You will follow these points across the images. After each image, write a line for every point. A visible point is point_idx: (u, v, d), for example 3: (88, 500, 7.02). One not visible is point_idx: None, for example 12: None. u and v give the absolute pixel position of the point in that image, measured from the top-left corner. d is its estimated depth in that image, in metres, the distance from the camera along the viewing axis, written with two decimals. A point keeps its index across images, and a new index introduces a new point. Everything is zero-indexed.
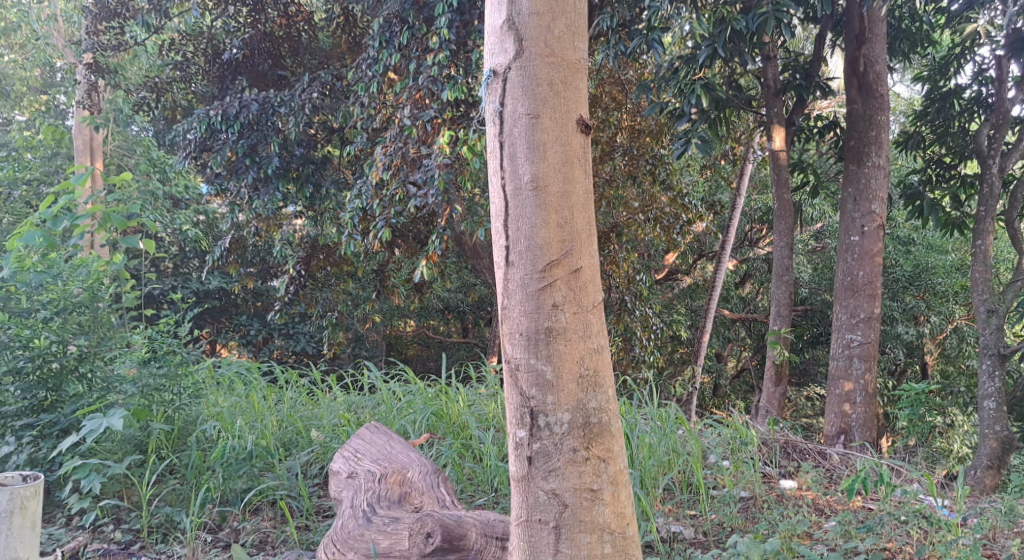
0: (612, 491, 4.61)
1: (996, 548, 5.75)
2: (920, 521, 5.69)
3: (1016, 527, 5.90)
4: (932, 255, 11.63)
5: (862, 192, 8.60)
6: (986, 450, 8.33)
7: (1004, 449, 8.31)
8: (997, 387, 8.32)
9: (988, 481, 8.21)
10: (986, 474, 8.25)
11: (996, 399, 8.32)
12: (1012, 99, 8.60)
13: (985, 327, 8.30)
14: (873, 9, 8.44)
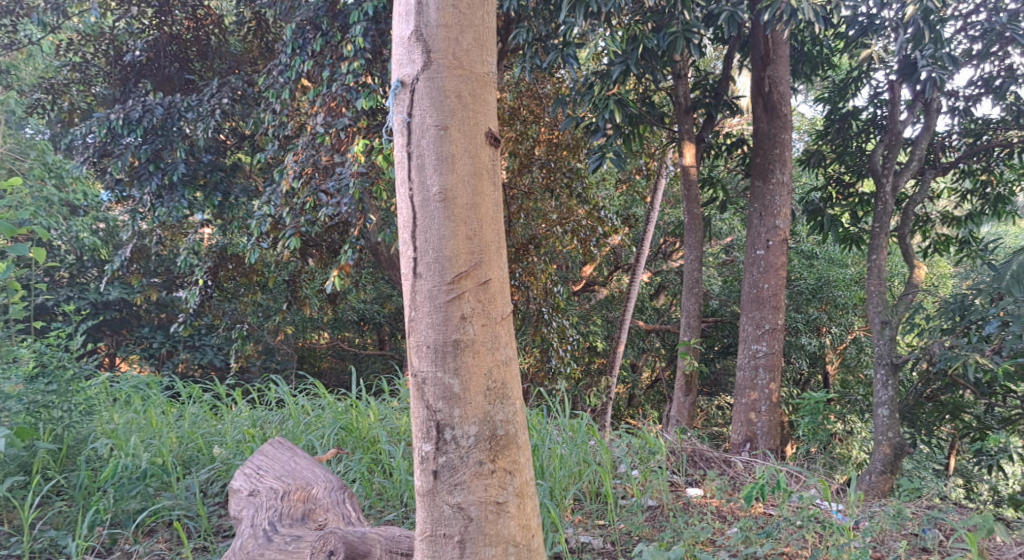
0: (518, 503, 4.61)
1: (885, 550, 5.94)
2: (815, 525, 5.91)
3: (904, 529, 6.12)
4: (833, 269, 11.93)
5: (767, 207, 8.83)
6: (881, 457, 8.63)
7: (896, 455, 8.61)
8: (890, 395, 8.64)
9: (881, 486, 8.51)
10: (880, 480, 8.55)
11: (889, 407, 8.63)
12: (904, 121, 8.99)
13: (879, 338, 8.63)
14: (777, 32, 8.71)
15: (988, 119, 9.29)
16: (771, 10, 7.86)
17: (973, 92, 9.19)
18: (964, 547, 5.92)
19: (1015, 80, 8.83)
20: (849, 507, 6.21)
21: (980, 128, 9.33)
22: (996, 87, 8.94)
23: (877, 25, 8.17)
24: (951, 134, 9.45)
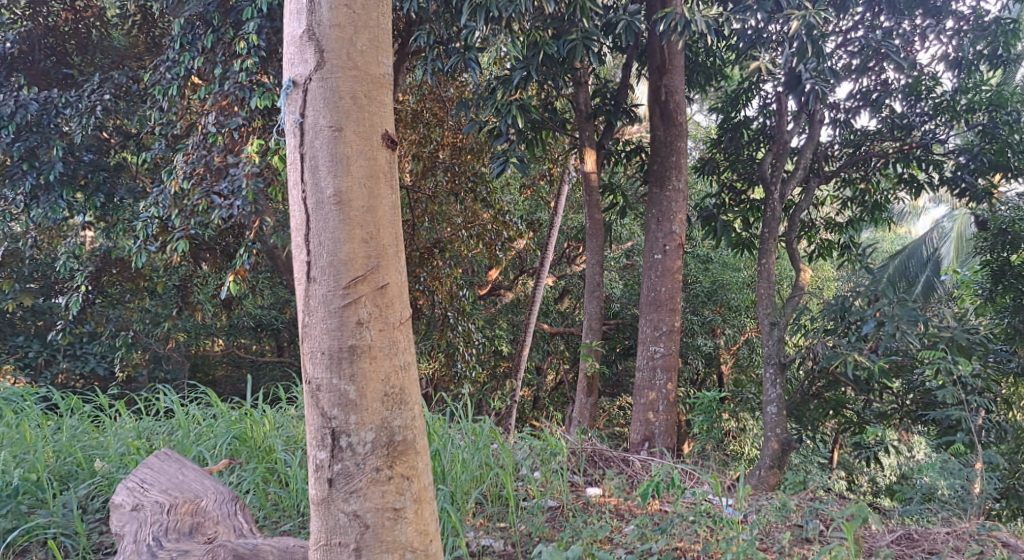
0: (415, 508, 4.54)
1: (770, 541, 6.14)
2: (707, 520, 6.11)
3: (789, 521, 6.35)
4: (727, 272, 12.21)
5: (664, 213, 9.05)
6: (770, 452, 8.91)
7: (783, 450, 8.92)
8: (778, 394, 8.99)
9: (770, 481, 8.85)
10: (769, 474, 8.81)
11: (777, 405, 8.98)
12: (790, 131, 9.41)
13: (767, 338, 9.04)
14: (672, 42, 8.85)
15: (867, 131, 9.65)
16: (665, 21, 8.08)
17: (853, 105, 9.54)
18: (840, 536, 6.16)
19: (891, 93, 9.25)
20: (736, 502, 6.35)
21: (859, 139, 9.70)
22: (873, 100, 9.32)
23: (765, 38, 8.54)
24: (833, 144, 9.81)
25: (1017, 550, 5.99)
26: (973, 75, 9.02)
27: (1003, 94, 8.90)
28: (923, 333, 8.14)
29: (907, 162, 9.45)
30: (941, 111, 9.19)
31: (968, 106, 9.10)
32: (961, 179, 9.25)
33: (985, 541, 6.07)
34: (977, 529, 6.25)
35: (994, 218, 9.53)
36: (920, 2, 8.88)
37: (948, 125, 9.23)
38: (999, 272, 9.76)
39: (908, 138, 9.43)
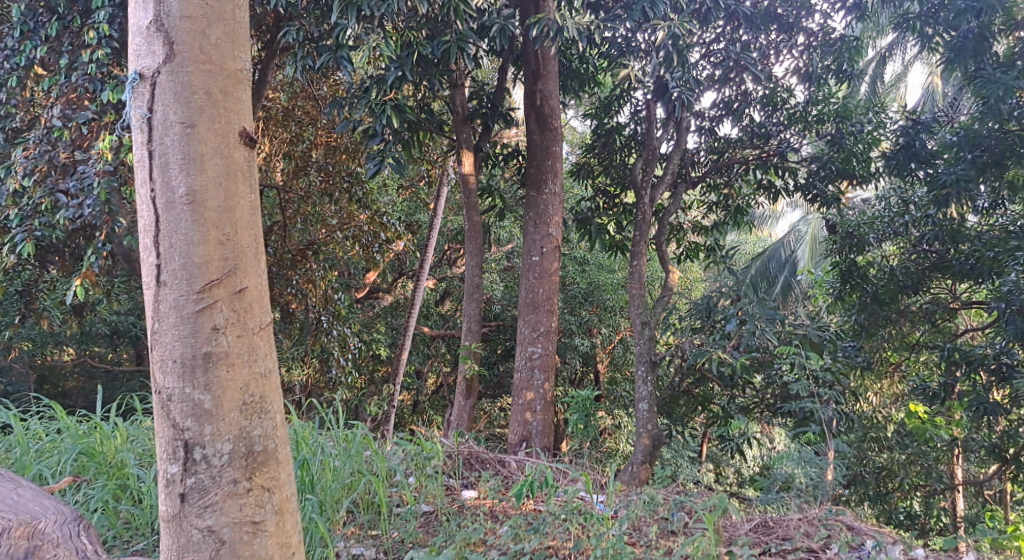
0: (276, 521, 4.36)
1: (638, 536, 6.29)
2: (578, 517, 6.21)
3: (657, 514, 6.51)
4: (603, 274, 12.42)
5: (541, 216, 9.17)
6: (642, 447, 9.08)
7: (655, 445, 9.11)
8: (649, 390, 9.21)
9: (642, 475, 8.98)
10: (641, 469, 8.99)
11: (649, 401, 9.17)
12: (659, 138, 9.74)
13: (639, 337, 9.22)
14: (545, 48, 9.01)
15: (729, 139, 9.95)
16: (538, 25, 8.20)
17: (716, 113, 9.82)
18: (701, 527, 6.32)
19: (750, 104, 9.60)
20: (607, 498, 6.68)
21: (722, 146, 9.99)
22: (734, 109, 9.64)
23: (634, 47, 8.84)
24: (699, 151, 10.08)
25: (860, 533, 6.32)
26: (822, 88, 9.49)
27: (848, 106, 9.32)
28: (779, 330, 8.44)
29: (765, 168, 9.88)
30: (795, 121, 9.59)
31: (818, 117, 9.50)
32: (813, 185, 9.72)
33: (832, 526, 6.33)
34: (825, 514, 6.49)
35: (842, 222, 10.00)
36: (774, 18, 9.39)
37: (800, 135, 9.67)
38: (848, 272, 10.08)
39: (765, 146, 9.81)
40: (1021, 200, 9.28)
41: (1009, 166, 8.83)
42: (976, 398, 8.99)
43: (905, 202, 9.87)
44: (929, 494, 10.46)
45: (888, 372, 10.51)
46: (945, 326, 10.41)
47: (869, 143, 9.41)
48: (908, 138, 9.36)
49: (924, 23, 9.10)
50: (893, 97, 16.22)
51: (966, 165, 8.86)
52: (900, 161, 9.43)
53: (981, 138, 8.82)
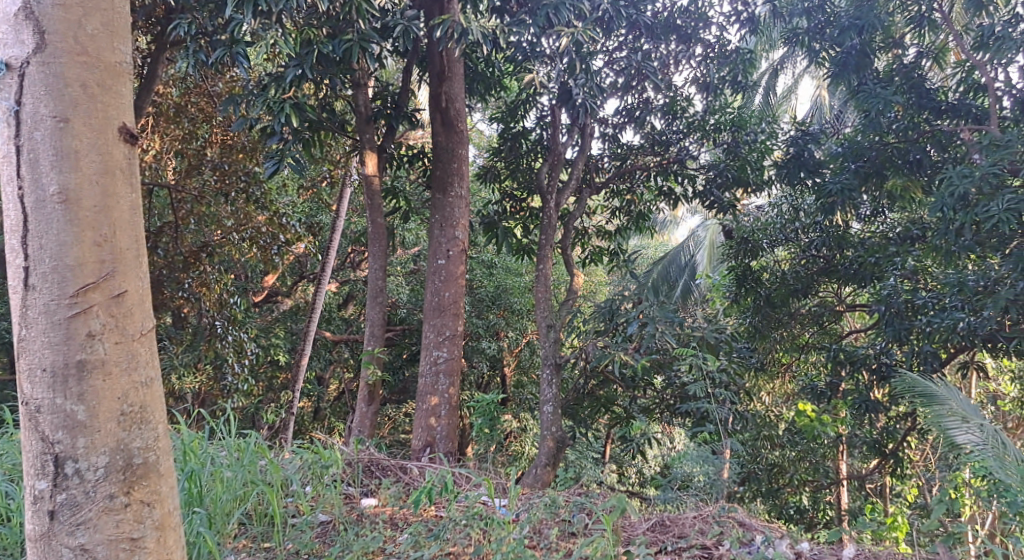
0: (157, 537, 4.17)
1: (538, 539, 6.34)
2: (479, 523, 6.16)
3: (557, 517, 6.57)
4: (510, 277, 12.37)
5: (447, 219, 9.10)
6: (546, 450, 9.08)
7: (559, 447, 9.16)
8: (554, 393, 9.26)
9: (546, 478, 8.99)
10: (545, 472, 9.00)
11: (553, 404, 9.23)
12: (564, 143, 9.86)
13: (544, 339, 9.33)
14: (450, 50, 8.94)
15: (631, 145, 10.11)
16: (443, 27, 8.13)
17: (619, 120, 9.97)
18: (601, 526, 6.43)
19: (652, 111, 9.81)
20: (508, 502, 6.70)
21: (625, 153, 10.13)
22: (636, 117, 9.88)
23: (539, 51, 8.87)
24: (602, 157, 10.19)
25: (751, 528, 6.55)
26: (720, 98, 9.75)
27: (743, 115, 9.63)
28: (678, 333, 8.63)
29: (665, 175, 10.05)
30: (693, 129, 9.84)
31: (715, 126, 9.76)
32: (711, 192, 9.99)
33: (724, 522, 6.57)
34: (718, 511, 6.70)
35: (737, 227, 10.34)
36: (673, 29, 9.73)
37: (699, 143, 9.89)
38: (743, 277, 10.30)
39: (666, 153, 9.99)
40: (899, 207, 9.79)
41: (888, 175, 9.28)
42: (857, 397, 9.24)
43: (796, 209, 10.14)
44: (816, 489, 10.32)
45: (781, 373, 10.80)
46: (833, 328, 10.67)
47: (762, 151, 9.67)
48: (798, 148, 9.70)
49: (812, 38, 9.43)
50: (785, 109, 16.68)
51: (851, 174, 9.20)
52: (790, 169, 9.78)
53: (864, 149, 9.25)
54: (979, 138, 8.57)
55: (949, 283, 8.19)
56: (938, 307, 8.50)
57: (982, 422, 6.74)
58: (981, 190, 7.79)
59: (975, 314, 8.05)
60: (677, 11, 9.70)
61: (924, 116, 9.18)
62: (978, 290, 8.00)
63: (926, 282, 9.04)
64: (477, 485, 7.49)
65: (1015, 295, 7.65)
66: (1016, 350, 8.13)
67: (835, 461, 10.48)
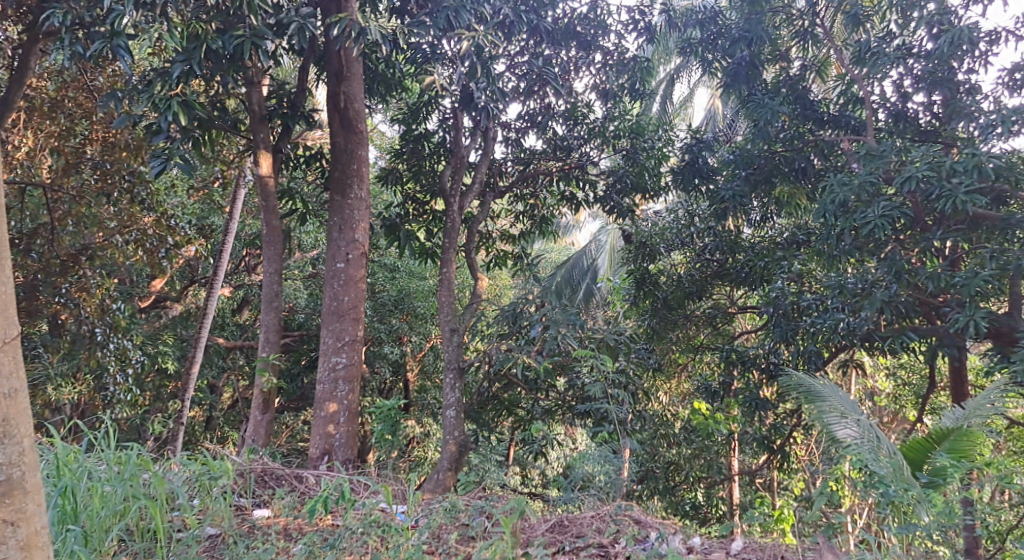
0: (20, 557, 4.19)
1: (437, 544, 6.28)
2: (376, 530, 6.09)
3: (457, 521, 6.51)
4: (413, 280, 12.14)
5: (346, 222, 8.90)
6: (448, 455, 9.02)
7: (461, 452, 9.08)
8: (457, 397, 9.18)
9: (447, 483, 8.92)
10: (446, 477, 8.93)
11: (456, 408, 9.14)
12: (467, 146, 9.81)
13: (448, 343, 9.23)
14: (348, 48, 8.75)
15: (534, 150, 10.09)
16: (340, 26, 7.95)
17: (522, 125, 9.93)
18: (501, 529, 6.40)
19: (553, 117, 9.83)
20: (408, 508, 6.62)
21: (528, 157, 10.08)
22: (538, 122, 9.87)
23: (440, 54, 8.73)
24: (506, 161, 10.08)
25: (646, 525, 6.75)
26: (619, 105, 9.89)
27: (642, 123, 9.82)
28: (579, 335, 8.74)
29: (568, 180, 10.13)
30: (594, 135, 9.94)
31: (614, 132, 9.90)
32: (610, 198, 10.13)
33: (621, 520, 6.77)
34: (615, 511, 6.89)
35: (636, 232, 10.42)
36: (574, 35, 9.72)
37: (599, 148, 10.02)
38: (641, 280, 10.39)
39: (568, 158, 10.00)
40: (786, 214, 9.94)
41: (776, 183, 9.50)
42: (749, 395, 9.34)
43: (691, 214, 10.28)
44: (710, 486, 10.39)
45: (676, 373, 10.85)
46: (725, 328, 10.78)
47: (660, 159, 9.93)
48: (692, 155, 10.06)
49: (705, 49, 9.77)
50: (681, 117, 16.93)
51: (741, 182, 9.49)
52: (685, 175, 10.14)
53: (753, 157, 9.44)
54: (857, 148, 8.82)
55: (830, 285, 8.43)
56: (821, 308, 8.72)
57: (858, 417, 6.97)
58: (859, 197, 8.16)
59: (855, 314, 8.26)
60: (576, 18, 9.66)
61: (808, 127, 9.43)
62: (856, 292, 8.26)
63: (811, 285, 9.28)
64: (376, 492, 7.35)
65: (889, 296, 7.95)
66: (890, 350, 8.37)
67: (728, 458, 10.46)
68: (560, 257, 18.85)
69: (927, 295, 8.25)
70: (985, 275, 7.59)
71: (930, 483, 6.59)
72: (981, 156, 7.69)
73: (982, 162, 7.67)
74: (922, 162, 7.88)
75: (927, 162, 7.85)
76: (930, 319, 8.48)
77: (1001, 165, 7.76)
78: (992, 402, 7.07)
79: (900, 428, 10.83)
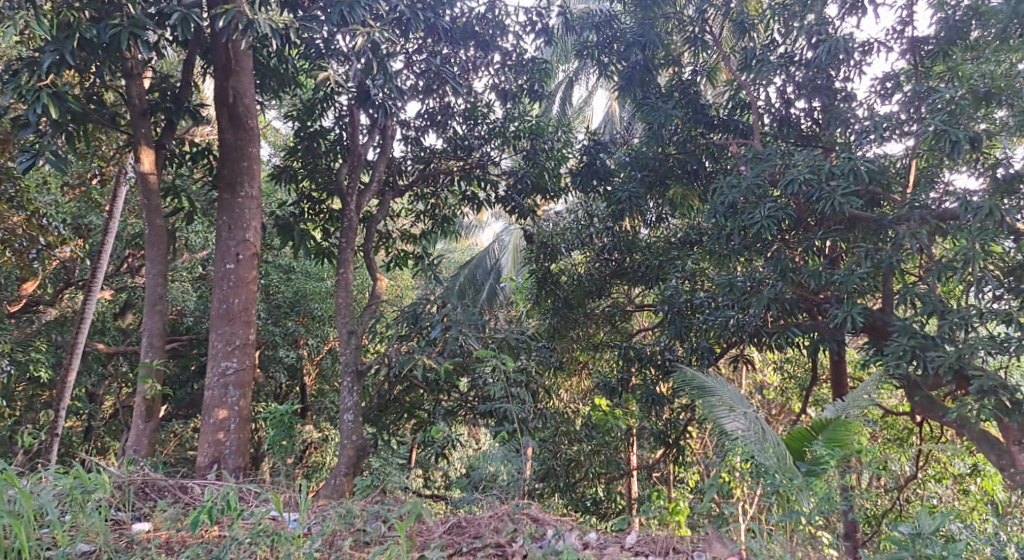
0: None
1: (330, 552, 6.09)
2: (265, 539, 5.91)
3: (351, 527, 6.32)
4: (310, 282, 11.77)
5: (236, 221, 8.57)
6: (346, 459, 8.77)
7: (359, 456, 8.84)
8: (355, 401, 8.95)
9: (346, 487, 8.61)
10: (344, 482, 8.60)
11: (354, 412, 8.91)
12: (364, 144, 9.58)
13: (345, 346, 8.97)
14: (236, 42, 8.42)
15: (434, 149, 9.91)
16: (226, 17, 7.65)
17: (421, 123, 9.76)
18: (396, 534, 6.30)
19: (452, 116, 9.69)
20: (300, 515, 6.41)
21: (428, 156, 9.88)
22: (438, 122, 9.71)
23: (334, 50, 8.50)
24: (405, 160, 9.88)
25: (545, 523, 6.66)
26: (519, 105, 9.83)
27: (541, 124, 9.75)
28: (482, 335, 8.68)
29: (469, 179, 9.95)
30: (495, 135, 9.84)
31: (515, 133, 9.83)
32: (512, 198, 9.98)
33: (519, 519, 6.65)
34: (514, 509, 6.75)
35: (538, 232, 10.37)
36: (472, 35, 9.58)
37: (500, 149, 9.92)
38: (543, 280, 10.32)
39: (468, 158, 9.85)
40: (680, 214, 10.00)
41: (670, 185, 9.61)
42: (644, 391, 9.33)
43: (591, 215, 10.37)
44: (609, 481, 10.33)
45: (577, 370, 10.69)
46: (624, 327, 10.76)
47: (559, 160, 9.92)
48: (590, 157, 9.99)
49: (601, 52, 9.70)
50: (581, 119, 16.95)
51: (637, 183, 9.48)
52: (584, 177, 10.08)
53: (648, 159, 9.50)
54: (743, 153, 9.07)
55: (721, 283, 8.54)
56: (714, 306, 8.86)
57: (747, 410, 7.05)
58: (747, 199, 8.27)
59: (745, 312, 8.45)
60: (474, 18, 9.54)
61: (700, 130, 9.54)
62: (745, 291, 8.39)
63: (704, 284, 9.37)
64: (265, 500, 7.10)
65: (775, 294, 8.14)
66: (776, 347, 8.45)
67: (628, 453, 10.28)
68: (464, 257, 18.69)
69: (809, 293, 8.43)
70: (861, 273, 7.77)
71: (811, 472, 6.71)
72: (857, 159, 7.85)
73: (858, 165, 7.82)
74: (803, 165, 8.04)
75: (807, 166, 7.99)
76: (813, 315, 8.65)
77: (875, 168, 7.95)
78: (868, 393, 7.17)
79: (787, 420, 11.06)
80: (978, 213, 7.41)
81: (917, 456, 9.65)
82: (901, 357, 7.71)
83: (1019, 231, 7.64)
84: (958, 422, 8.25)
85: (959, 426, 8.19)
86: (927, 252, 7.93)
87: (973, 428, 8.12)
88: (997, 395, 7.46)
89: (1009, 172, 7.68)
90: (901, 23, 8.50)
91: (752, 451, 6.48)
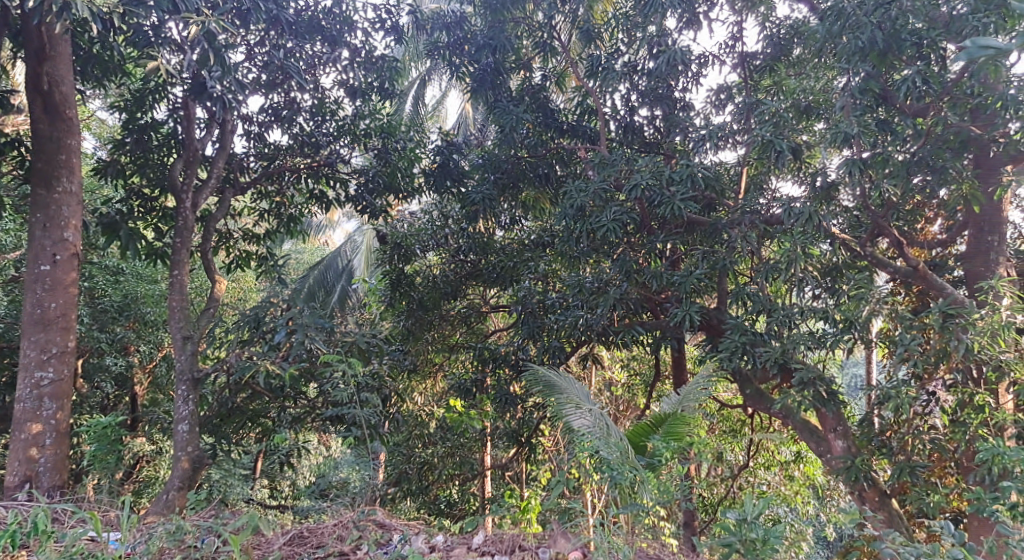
0: None
1: None
2: None
3: (180, 545, 5.85)
4: (141, 284, 11.00)
5: (52, 219, 7.87)
6: (179, 473, 8.17)
7: (194, 469, 8.24)
8: (190, 410, 8.35)
9: (178, 502, 8.03)
10: (178, 495, 8.03)
11: (189, 422, 8.29)
12: (200, 139, 8.98)
13: (181, 352, 8.36)
14: (52, 24, 7.71)
15: (279, 146, 9.42)
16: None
17: (264, 119, 9.23)
18: (230, 549, 5.84)
19: (298, 112, 9.21)
20: (121, 535, 5.88)
21: (272, 153, 9.41)
22: (282, 117, 9.19)
23: (165, 37, 7.90)
24: (247, 156, 9.33)
25: (390, 529, 6.36)
26: (368, 103, 9.46)
27: (392, 122, 9.48)
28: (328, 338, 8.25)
29: (316, 177, 9.50)
30: (344, 132, 9.42)
31: (365, 131, 9.48)
32: (362, 198, 9.58)
33: (362, 526, 6.30)
34: (359, 516, 6.39)
35: (392, 232, 9.99)
36: (318, 29, 9.09)
37: (350, 146, 9.51)
38: (397, 281, 9.95)
39: (316, 155, 9.43)
40: (533, 217, 9.88)
41: (522, 188, 9.53)
42: (498, 391, 9.16)
43: (445, 215, 10.06)
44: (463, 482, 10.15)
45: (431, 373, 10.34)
46: (478, 328, 10.54)
47: (411, 159, 9.62)
48: (444, 157, 9.72)
49: (452, 54, 9.45)
50: (434, 120, 16.64)
51: (490, 185, 9.29)
52: (437, 178, 9.81)
53: (500, 161, 9.35)
54: (591, 157, 8.97)
55: (569, 284, 8.42)
56: (563, 307, 8.78)
57: (592, 407, 6.92)
58: (595, 202, 8.19)
59: (592, 312, 8.35)
60: (320, 12, 9.06)
61: (550, 134, 9.45)
62: (592, 291, 8.29)
63: (556, 284, 9.29)
64: (83, 520, 6.51)
65: (620, 295, 8.06)
66: (621, 345, 8.45)
67: (482, 454, 10.09)
68: (312, 258, 18.08)
69: (652, 293, 8.40)
70: (699, 273, 7.83)
71: (650, 467, 6.63)
72: (695, 166, 7.89)
73: (695, 171, 7.88)
74: (646, 168, 8.02)
75: (650, 171, 7.98)
76: (655, 314, 8.62)
77: (711, 175, 7.99)
78: (704, 385, 7.15)
79: (633, 416, 11.15)
80: (798, 218, 7.51)
81: (749, 446, 9.91)
82: (733, 353, 7.76)
83: (833, 235, 7.78)
84: (782, 413, 8.39)
85: (784, 417, 8.34)
86: (757, 254, 8.02)
87: (796, 418, 8.26)
88: (815, 386, 7.64)
89: (826, 180, 7.65)
90: (732, 37, 8.60)
91: (596, 446, 6.33)
